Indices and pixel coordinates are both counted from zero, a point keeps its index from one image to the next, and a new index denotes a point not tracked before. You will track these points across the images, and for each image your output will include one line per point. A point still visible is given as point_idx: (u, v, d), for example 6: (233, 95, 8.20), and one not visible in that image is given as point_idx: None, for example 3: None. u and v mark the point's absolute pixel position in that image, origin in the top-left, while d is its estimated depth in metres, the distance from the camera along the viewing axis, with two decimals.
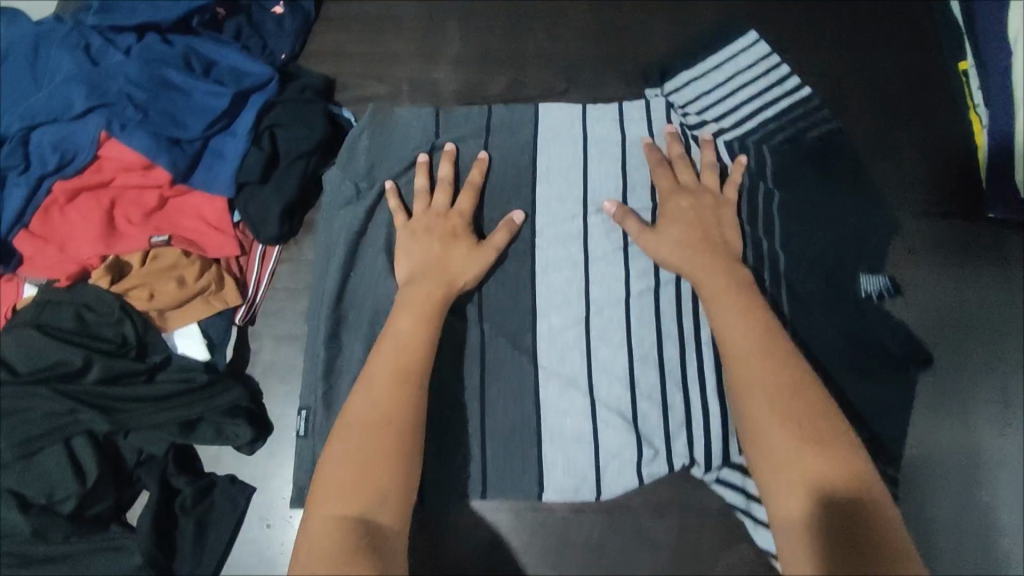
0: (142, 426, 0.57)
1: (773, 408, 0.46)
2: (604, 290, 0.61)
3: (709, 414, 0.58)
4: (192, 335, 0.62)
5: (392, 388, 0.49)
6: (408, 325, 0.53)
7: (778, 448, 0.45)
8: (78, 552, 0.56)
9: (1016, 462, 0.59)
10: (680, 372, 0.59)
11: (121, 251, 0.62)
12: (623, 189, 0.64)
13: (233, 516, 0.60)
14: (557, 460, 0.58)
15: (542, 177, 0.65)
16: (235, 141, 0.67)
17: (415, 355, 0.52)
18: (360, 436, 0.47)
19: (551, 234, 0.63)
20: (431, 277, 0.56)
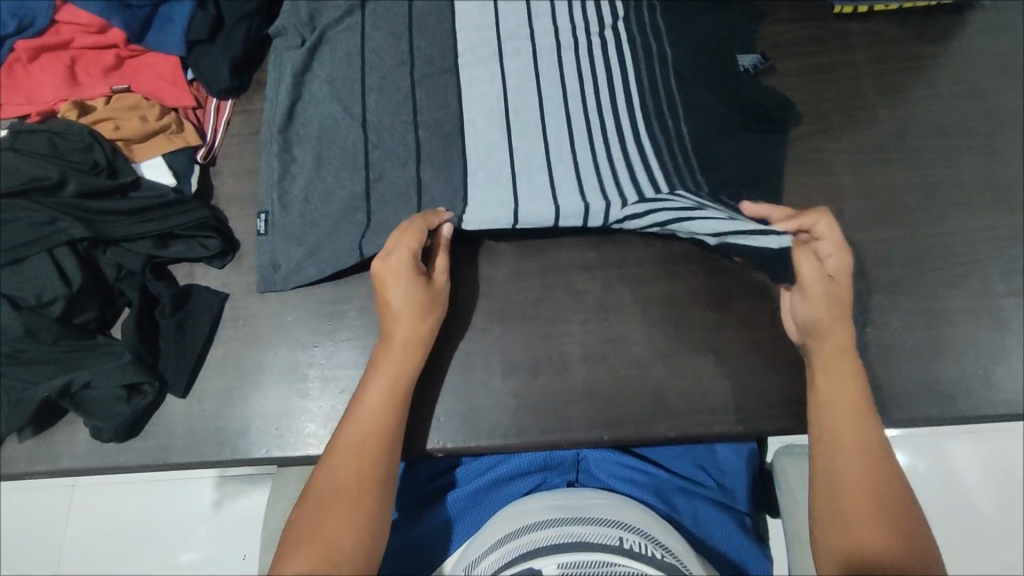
0: (119, 237, 0.64)
1: (852, 425, 0.54)
2: (519, 93, 0.71)
3: (617, 175, 0.67)
4: (159, 166, 0.69)
5: (366, 449, 0.54)
6: (377, 394, 0.57)
7: (846, 457, 0.53)
8: (69, 351, 0.62)
9: (890, 197, 0.68)
10: (590, 152, 0.68)
11: (85, 97, 0.69)
12: (528, 17, 0.74)
13: (209, 317, 0.67)
14: (484, 224, 0.66)
15: (459, 20, 0.75)
16: (182, 7, 0.74)
17: (382, 420, 0.56)
18: (328, 501, 0.52)
19: (470, 59, 0.73)
20: (401, 348, 0.60)
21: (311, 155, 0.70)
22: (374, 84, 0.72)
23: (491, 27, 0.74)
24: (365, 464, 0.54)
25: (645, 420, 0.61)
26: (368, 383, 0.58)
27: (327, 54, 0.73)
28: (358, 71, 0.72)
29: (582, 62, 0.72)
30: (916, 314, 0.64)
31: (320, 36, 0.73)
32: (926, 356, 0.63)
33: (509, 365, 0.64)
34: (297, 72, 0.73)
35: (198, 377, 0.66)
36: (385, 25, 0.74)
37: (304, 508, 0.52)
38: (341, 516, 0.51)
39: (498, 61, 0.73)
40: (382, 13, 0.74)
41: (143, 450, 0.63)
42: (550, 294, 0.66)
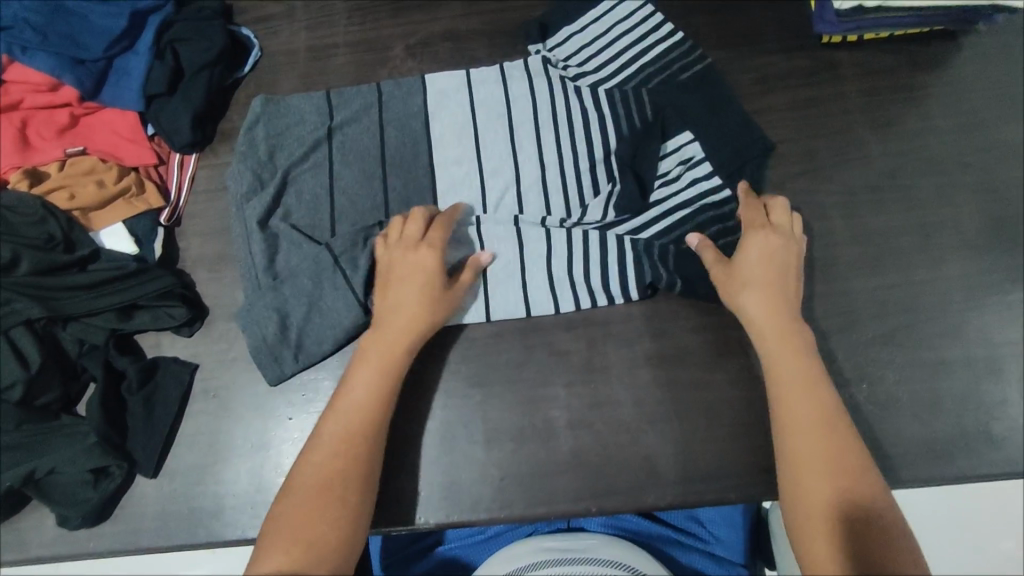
0: (78, 314, 0.61)
1: (810, 401, 0.53)
2: (494, 194, 0.67)
3: (596, 294, 0.64)
4: (119, 232, 0.66)
5: (349, 438, 0.54)
6: (366, 381, 0.57)
7: (805, 438, 0.51)
8: (31, 436, 0.60)
9: (883, 240, 0.65)
10: (567, 280, 0.64)
11: (38, 163, 0.66)
12: (511, 133, 0.68)
13: (178, 391, 0.64)
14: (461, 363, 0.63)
15: (433, 114, 0.69)
16: (138, 59, 0.70)
17: (369, 411, 0.55)
18: (310, 497, 0.51)
19: (445, 158, 0.68)
20: (394, 326, 0.58)
21: (265, 258, 0.64)
22: (336, 181, 0.67)
23: (467, 121, 0.69)
24: (353, 455, 0.53)
25: (634, 488, 0.59)
26: (356, 375, 0.57)
27: (277, 146, 0.68)
28: (319, 166, 0.67)
29: (563, 154, 0.67)
30: (913, 365, 0.62)
31: (282, 173, 0.67)
32: (924, 410, 0.60)
33: (492, 433, 0.61)
34: (245, 164, 0.67)
35: (168, 455, 0.63)
36: (363, 163, 0.67)
37: (284, 504, 0.52)
38: (327, 512, 0.51)
39: (476, 159, 0.67)
40: (359, 150, 0.68)
41: (113, 534, 0.61)
42: (534, 355, 0.63)
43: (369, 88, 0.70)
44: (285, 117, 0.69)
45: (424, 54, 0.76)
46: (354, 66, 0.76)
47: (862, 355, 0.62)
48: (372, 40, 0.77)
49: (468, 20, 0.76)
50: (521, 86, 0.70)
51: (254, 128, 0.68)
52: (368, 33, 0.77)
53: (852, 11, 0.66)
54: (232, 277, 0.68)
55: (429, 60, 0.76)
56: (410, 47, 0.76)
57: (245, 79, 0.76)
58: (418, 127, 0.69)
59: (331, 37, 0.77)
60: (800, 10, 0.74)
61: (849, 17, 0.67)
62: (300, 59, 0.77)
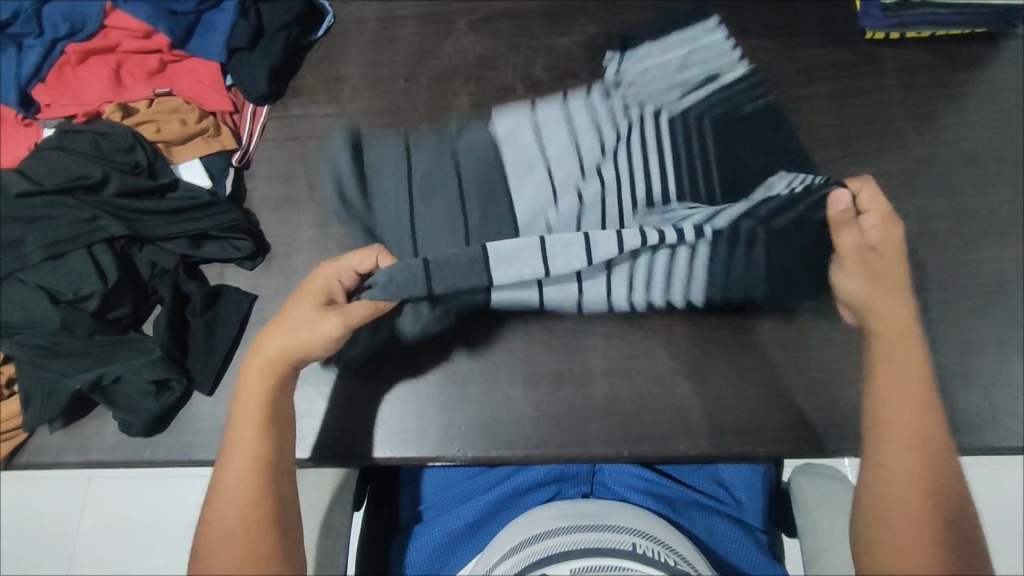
0: (155, 236, 0.66)
1: (907, 434, 0.55)
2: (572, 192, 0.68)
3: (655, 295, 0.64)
4: (195, 168, 0.71)
5: (248, 491, 0.55)
6: (246, 419, 0.57)
7: (890, 473, 0.54)
8: (102, 346, 0.64)
9: (919, 223, 0.68)
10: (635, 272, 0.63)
11: (128, 99, 0.72)
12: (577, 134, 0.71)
13: (238, 317, 0.68)
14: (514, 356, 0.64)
15: (504, 120, 0.73)
16: (224, 15, 0.76)
17: (257, 443, 0.56)
18: (229, 542, 0.54)
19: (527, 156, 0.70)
20: (275, 360, 0.58)
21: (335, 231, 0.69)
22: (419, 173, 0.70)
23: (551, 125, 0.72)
24: (257, 504, 0.54)
25: (665, 437, 0.61)
26: (234, 419, 0.57)
27: (364, 133, 0.76)
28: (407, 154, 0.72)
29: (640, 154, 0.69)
30: (943, 342, 0.64)
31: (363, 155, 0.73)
32: (953, 384, 0.62)
33: (531, 376, 0.64)
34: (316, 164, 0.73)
35: (224, 377, 0.67)
36: (439, 163, 0.72)
37: (210, 559, 0.54)
38: (253, 565, 0.53)
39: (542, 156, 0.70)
40: (438, 150, 0.73)
41: (168, 445, 0.65)
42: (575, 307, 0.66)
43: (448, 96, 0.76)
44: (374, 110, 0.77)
45: (485, 29, 0.81)
46: (419, 36, 0.81)
47: None
48: (438, 14, 0.82)
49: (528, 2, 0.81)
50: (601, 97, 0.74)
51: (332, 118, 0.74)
52: (434, 8, 0.82)
53: (898, 6, 0.72)
54: (294, 219, 0.73)
55: (490, 35, 0.81)
56: (473, 22, 0.81)
57: (317, 42, 0.81)
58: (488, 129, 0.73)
59: (399, 8, 0.82)
60: (844, 7, 0.78)
61: (895, 13, 0.73)
62: (370, 27, 0.82)
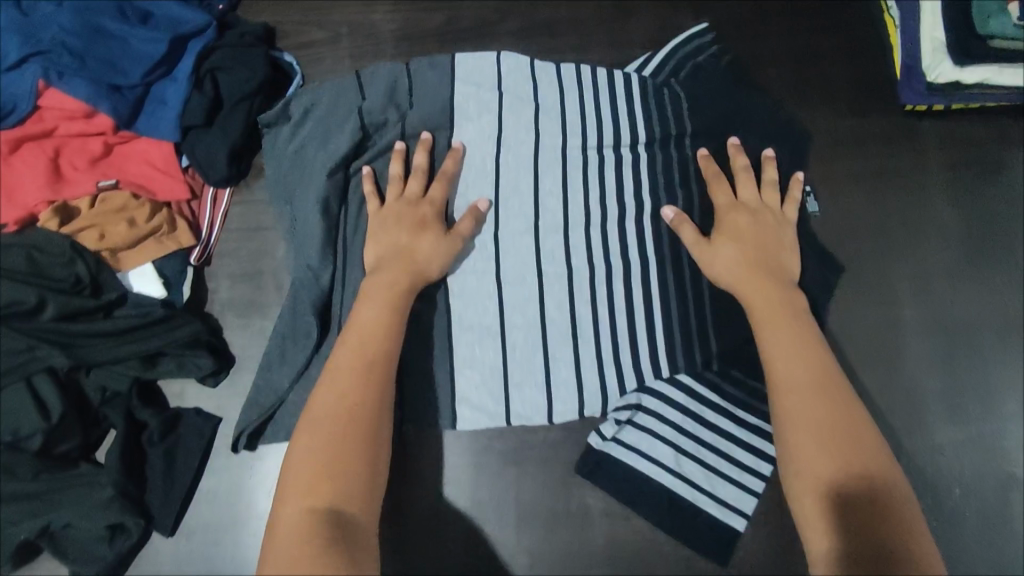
0: (102, 361, 0.59)
1: (792, 352, 0.51)
2: (555, 243, 0.61)
3: (620, 350, 0.59)
4: (147, 274, 0.63)
5: (347, 440, 0.47)
6: (376, 308, 0.54)
7: (805, 396, 0.49)
8: (49, 487, 0.57)
9: (955, 331, 0.62)
10: (596, 328, 0.59)
11: (69, 197, 0.63)
12: (565, 229, 0.61)
13: (201, 444, 0.61)
14: (467, 381, 0.58)
15: (462, 115, 0.63)
16: (176, 87, 0.67)
17: (377, 335, 0.53)
18: (325, 430, 0.48)
19: (514, 186, 0.62)
20: (398, 263, 0.56)
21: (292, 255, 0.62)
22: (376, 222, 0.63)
23: (530, 148, 0.63)
24: (363, 397, 0.50)
25: None
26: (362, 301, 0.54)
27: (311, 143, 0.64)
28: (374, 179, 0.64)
29: (624, 206, 0.62)
30: (982, 465, 0.58)
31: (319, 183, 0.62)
32: (987, 521, 0.57)
33: (526, 513, 0.59)
34: (272, 162, 0.64)
35: (187, 511, 0.61)
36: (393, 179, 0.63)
37: (295, 459, 0.47)
38: (335, 478, 0.46)
39: (498, 283, 0.60)
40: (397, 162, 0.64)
41: None
42: (571, 437, 0.60)
43: (398, 64, 0.65)
44: (328, 124, 0.64)
45: None
46: None
47: (927, 446, 0.59)
48: None
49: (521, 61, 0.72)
50: (595, 128, 0.64)
51: (294, 102, 0.65)
52: None
53: (944, 87, 0.64)
54: (262, 326, 0.66)
55: None
56: None
57: None
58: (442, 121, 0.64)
59: None
60: (881, 69, 0.68)
61: (940, 93, 0.64)
62: None
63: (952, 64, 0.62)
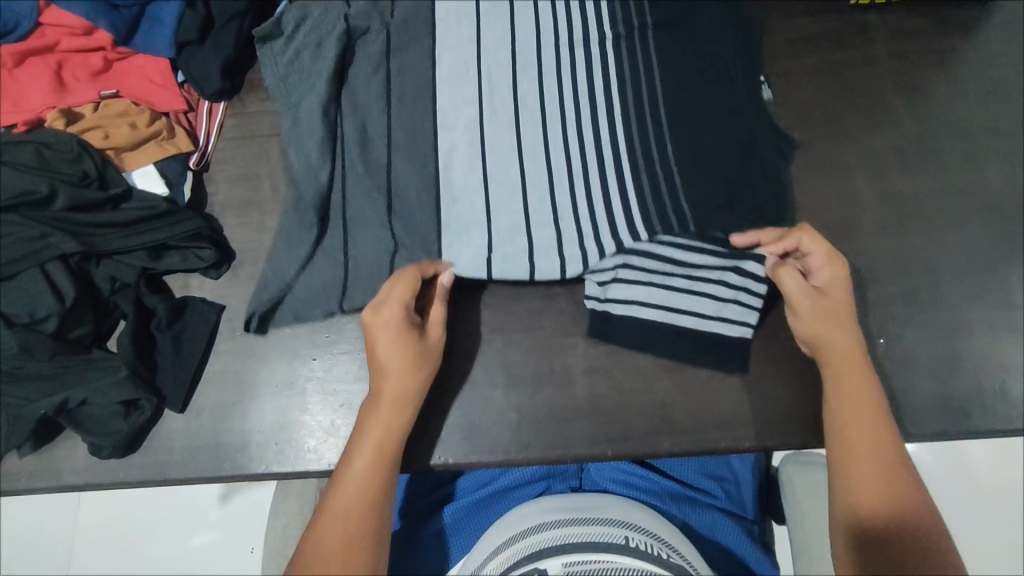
0: (111, 250, 0.63)
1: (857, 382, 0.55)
2: (535, 121, 0.64)
3: (597, 215, 0.61)
4: (149, 175, 0.67)
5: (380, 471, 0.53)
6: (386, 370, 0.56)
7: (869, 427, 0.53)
8: (66, 368, 0.61)
9: (911, 203, 0.66)
10: (575, 195, 0.61)
11: (72, 104, 0.67)
12: (545, 106, 0.64)
13: (206, 329, 0.65)
14: (452, 247, 0.61)
15: (443, 6, 0.67)
16: (170, 6, 0.71)
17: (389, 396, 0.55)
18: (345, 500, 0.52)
19: (492, 66, 0.65)
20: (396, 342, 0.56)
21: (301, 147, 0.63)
22: (364, 106, 0.65)
23: (512, 36, 0.66)
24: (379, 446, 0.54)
25: (650, 435, 0.60)
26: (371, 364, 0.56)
27: (303, 49, 0.67)
28: (365, 70, 0.66)
29: (595, 82, 0.65)
30: (938, 322, 0.62)
31: (313, 78, 0.65)
32: (945, 372, 0.61)
33: (511, 378, 0.62)
34: (269, 65, 0.66)
35: (195, 391, 0.65)
36: (380, 72, 0.66)
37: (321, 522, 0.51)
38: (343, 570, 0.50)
39: (479, 159, 0.63)
40: (385, 53, 0.66)
41: (143, 465, 0.63)
42: (552, 308, 0.64)
43: None
44: (316, 25, 0.67)
45: None
46: None
47: (889, 301, 0.63)
48: None
49: None
50: (573, 15, 0.67)
51: (283, 15, 0.66)
52: None
53: None
54: (261, 224, 0.70)
55: None
56: None
57: None
58: (427, 11, 0.68)
59: None
60: None
61: None
62: None
63: None
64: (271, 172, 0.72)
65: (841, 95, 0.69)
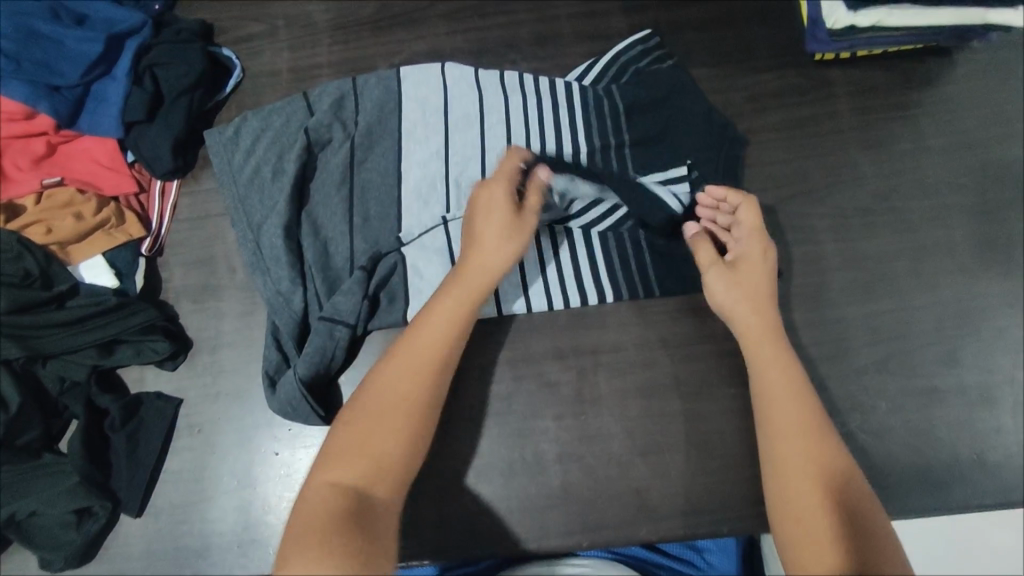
0: (58, 350, 0.61)
1: (794, 413, 0.53)
2: None
3: (565, 288, 0.64)
4: (98, 267, 0.65)
5: (392, 419, 0.51)
6: (448, 307, 0.55)
7: (794, 475, 0.51)
8: (11, 479, 0.58)
9: (881, 266, 0.64)
10: (544, 276, 0.64)
11: (14, 196, 0.65)
12: None
13: (162, 426, 0.63)
14: None
15: (406, 104, 0.69)
16: (116, 85, 0.68)
17: (448, 338, 0.54)
18: (381, 410, 0.51)
19: (462, 167, 0.67)
20: (476, 275, 0.56)
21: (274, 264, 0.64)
22: (328, 214, 0.66)
23: (477, 132, 0.68)
24: (434, 368, 0.53)
25: (625, 523, 0.58)
26: (437, 298, 0.56)
27: (262, 162, 0.67)
28: (332, 179, 0.66)
29: None
30: (912, 389, 0.61)
31: (280, 190, 0.65)
32: (921, 440, 0.60)
33: (480, 466, 0.60)
34: (230, 180, 0.66)
35: (153, 493, 0.62)
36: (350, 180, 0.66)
37: (350, 421, 0.51)
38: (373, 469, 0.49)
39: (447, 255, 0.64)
40: (352, 161, 0.67)
41: (100, 573, 0.60)
42: (521, 391, 0.62)
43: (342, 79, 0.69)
44: (266, 132, 0.68)
45: None
46: None
47: (863, 370, 0.61)
48: (355, 61, 0.74)
49: (454, 40, 0.74)
50: (537, 108, 0.68)
51: (244, 122, 0.68)
52: (352, 53, 0.74)
53: (846, 32, 0.65)
54: (219, 309, 0.67)
55: None
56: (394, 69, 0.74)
57: (225, 100, 0.74)
58: (392, 110, 0.68)
59: (312, 57, 0.75)
60: (791, 27, 0.72)
61: (843, 38, 0.66)
62: (283, 80, 0.74)
63: (847, 9, 0.64)
64: (227, 252, 0.69)
65: (808, 154, 0.68)
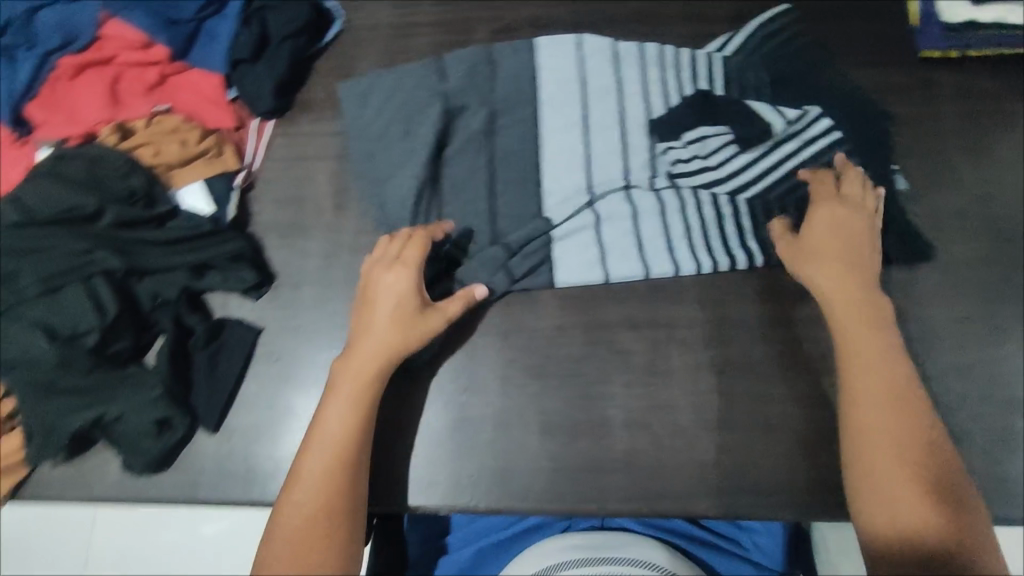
0: (156, 266, 0.64)
1: (878, 381, 0.53)
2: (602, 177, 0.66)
3: (675, 253, 0.64)
4: (197, 193, 0.67)
5: (319, 514, 0.52)
6: (341, 408, 0.56)
7: (870, 443, 0.51)
8: (100, 383, 0.61)
9: (972, 271, 0.63)
10: (653, 239, 0.64)
11: (125, 118, 0.68)
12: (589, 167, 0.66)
13: (242, 351, 0.65)
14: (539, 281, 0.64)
15: (504, 67, 0.70)
16: (226, 22, 0.71)
17: (347, 430, 0.55)
18: (304, 513, 0.52)
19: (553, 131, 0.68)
20: (375, 361, 0.57)
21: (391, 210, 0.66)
22: (422, 165, 0.67)
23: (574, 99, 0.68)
24: (340, 462, 0.54)
25: (686, 495, 0.58)
26: (325, 404, 0.56)
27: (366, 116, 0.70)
28: (426, 131, 0.68)
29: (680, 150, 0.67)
30: (995, 398, 0.60)
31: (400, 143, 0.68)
32: (999, 450, 0.58)
33: (545, 423, 0.61)
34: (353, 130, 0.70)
35: (228, 413, 0.64)
36: (444, 134, 0.68)
37: (274, 529, 0.51)
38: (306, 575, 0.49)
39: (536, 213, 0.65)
40: (449, 116, 0.68)
41: (172, 483, 0.63)
42: (592, 356, 0.63)
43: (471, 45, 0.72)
44: (371, 91, 0.71)
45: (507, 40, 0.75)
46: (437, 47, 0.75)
47: (944, 373, 0.60)
48: (455, 22, 0.76)
49: (554, 9, 0.75)
50: (634, 82, 0.69)
51: (378, 79, 0.71)
52: (453, 14, 0.76)
53: (962, 28, 0.68)
54: (304, 248, 0.69)
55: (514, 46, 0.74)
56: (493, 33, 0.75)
57: (326, 49, 0.76)
58: (490, 71, 0.70)
59: (414, 15, 0.76)
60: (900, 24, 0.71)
61: (959, 34, 0.68)
62: (384, 34, 0.76)
63: (967, 6, 0.69)
64: (316, 194, 0.71)
65: (905, 152, 0.67)
